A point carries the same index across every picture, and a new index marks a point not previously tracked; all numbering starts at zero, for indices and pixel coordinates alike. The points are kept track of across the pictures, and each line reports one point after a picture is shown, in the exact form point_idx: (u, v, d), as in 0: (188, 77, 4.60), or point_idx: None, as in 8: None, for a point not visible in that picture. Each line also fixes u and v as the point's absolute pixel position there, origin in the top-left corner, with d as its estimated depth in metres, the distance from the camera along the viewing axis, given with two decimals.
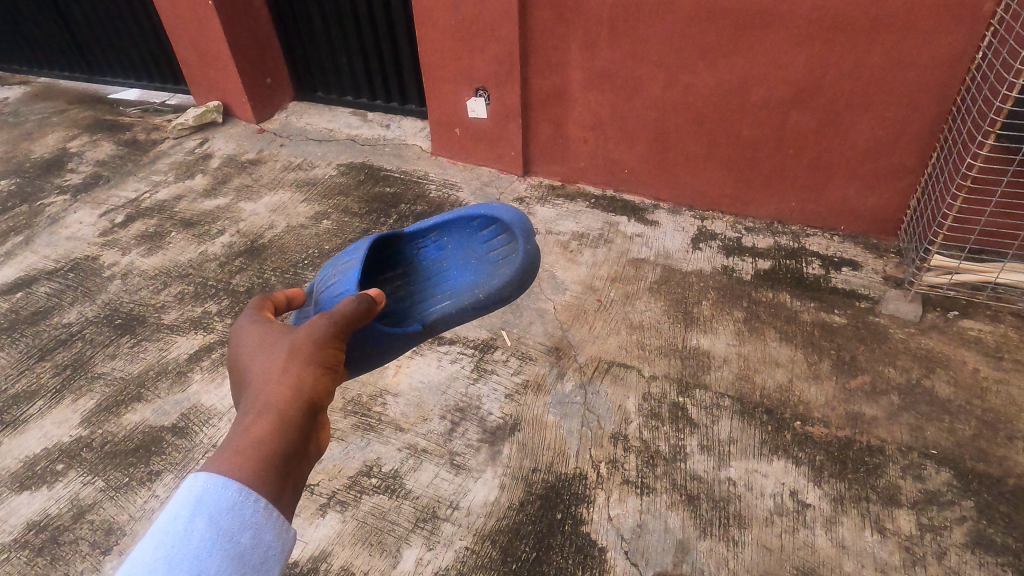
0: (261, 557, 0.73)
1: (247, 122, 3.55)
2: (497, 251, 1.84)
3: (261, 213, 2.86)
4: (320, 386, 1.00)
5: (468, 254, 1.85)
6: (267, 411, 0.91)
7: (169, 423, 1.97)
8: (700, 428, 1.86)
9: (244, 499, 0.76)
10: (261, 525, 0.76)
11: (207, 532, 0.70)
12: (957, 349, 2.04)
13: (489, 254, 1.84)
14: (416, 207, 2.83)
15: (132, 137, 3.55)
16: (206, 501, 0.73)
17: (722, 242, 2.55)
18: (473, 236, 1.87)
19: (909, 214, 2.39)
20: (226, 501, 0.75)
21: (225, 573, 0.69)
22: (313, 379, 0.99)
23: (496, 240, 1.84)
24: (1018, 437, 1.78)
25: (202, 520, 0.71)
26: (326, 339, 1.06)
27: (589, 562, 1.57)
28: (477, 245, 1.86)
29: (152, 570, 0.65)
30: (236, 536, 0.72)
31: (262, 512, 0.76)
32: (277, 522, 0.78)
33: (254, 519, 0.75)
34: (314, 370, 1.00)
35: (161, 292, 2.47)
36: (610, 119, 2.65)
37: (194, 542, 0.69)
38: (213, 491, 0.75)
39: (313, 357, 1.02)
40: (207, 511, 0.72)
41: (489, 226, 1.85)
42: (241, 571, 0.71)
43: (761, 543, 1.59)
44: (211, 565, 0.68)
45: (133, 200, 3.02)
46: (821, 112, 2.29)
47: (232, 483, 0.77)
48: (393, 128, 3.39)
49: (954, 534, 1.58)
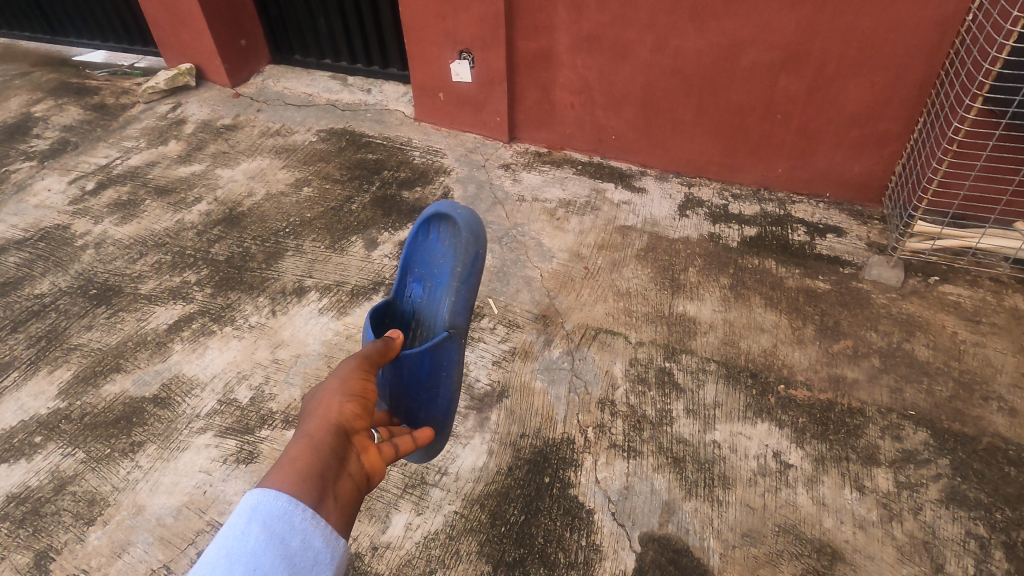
0: (312, 560, 0.79)
1: (222, 86, 3.42)
2: (447, 237, 1.64)
3: (239, 180, 2.78)
4: (353, 411, 1.02)
5: (433, 259, 1.64)
6: (302, 435, 0.94)
7: (150, 394, 1.94)
8: (686, 392, 1.88)
9: (294, 507, 0.81)
10: (311, 532, 0.81)
11: (261, 535, 0.77)
12: (937, 314, 2.08)
13: (444, 247, 1.64)
14: (399, 173, 2.77)
15: (101, 101, 3.40)
16: (261, 508, 0.79)
17: (708, 209, 2.54)
18: (424, 246, 1.68)
19: (893, 180, 2.40)
20: (277, 508, 0.80)
21: (279, 572, 0.75)
22: (341, 406, 1.01)
23: (442, 235, 1.65)
24: (993, 397, 1.83)
25: (257, 525, 0.78)
26: (354, 376, 1.10)
27: (577, 524, 1.59)
28: (431, 253, 1.65)
29: (214, 567, 0.74)
30: (287, 539, 0.78)
31: (309, 519, 0.81)
32: (325, 529, 0.82)
33: (304, 525, 0.80)
34: (345, 398, 1.04)
35: (138, 261, 2.40)
36: (598, 83, 2.59)
37: (250, 542, 0.76)
38: (266, 501, 0.80)
39: (341, 387, 1.06)
40: (261, 517, 0.79)
41: (429, 229, 1.68)
42: (293, 571, 0.77)
43: (745, 503, 1.62)
44: (265, 562, 0.75)
45: (104, 167, 2.91)
46: (810, 76, 2.26)
47: (282, 492, 0.82)
48: (374, 93, 3.29)
49: (929, 491, 1.63)
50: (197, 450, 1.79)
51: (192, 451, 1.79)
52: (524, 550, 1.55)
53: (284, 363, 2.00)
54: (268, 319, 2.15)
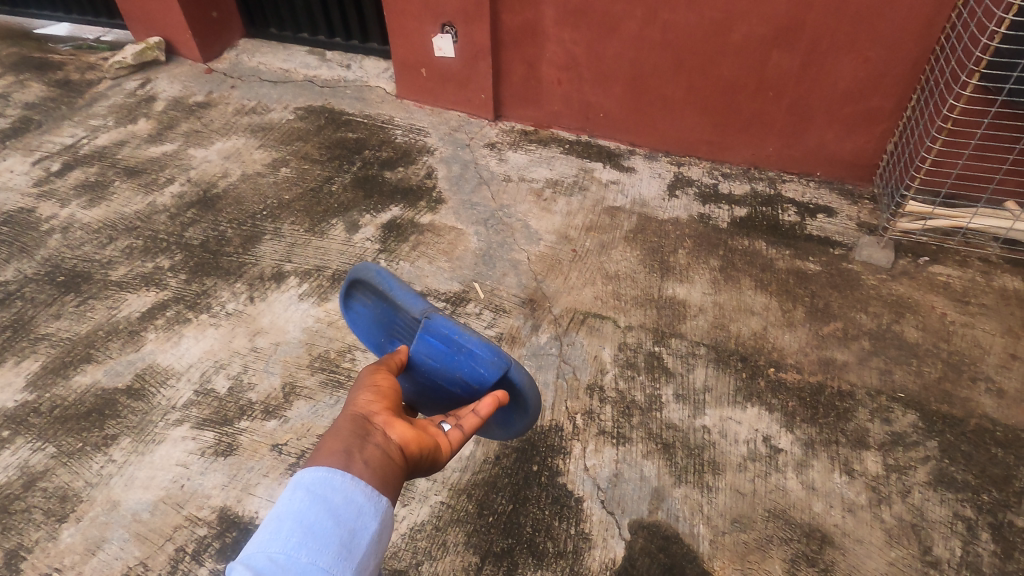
0: (355, 512, 0.86)
1: (194, 61, 3.27)
2: (358, 300, 1.43)
3: (213, 160, 2.66)
4: (370, 398, 1.06)
5: (371, 317, 1.43)
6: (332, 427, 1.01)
7: (123, 385, 1.87)
8: (675, 376, 1.85)
9: (330, 472, 0.89)
10: (351, 489, 0.88)
11: (306, 497, 0.85)
12: (927, 294, 2.06)
13: (364, 302, 1.42)
14: (381, 153, 2.68)
15: (65, 77, 3.24)
16: (303, 478, 0.88)
17: (698, 189, 2.49)
18: (362, 322, 1.48)
19: (885, 158, 2.36)
20: (318, 476, 0.88)
21: (326, 522, 0.83)
22: (361, 397, 1.06)
23: (357, 303, 1.44)
24: (981, 377, 1.83)
25: (302, 491, 0.86)
26: (370, 372, 1.14)
27: (566, 512, 1.57)
28: (366, 321, 1.46)
29: (270, 526, 0.82)
30: (330, 497, 0.86)
31: (347, 480, 0.88)
32: (363, 486, 0.89)
33: (343, 485, 0.88)
34: (363, 390, 1.08)
35: (108, 247, 2.30)
36: (586, 58, 2.51)
37: (297, 504, 0.84)
38: (308, 472, 0.89)
39: (360, 381, 1.11)
40: (305, 484, 0.87)
41: (353, 315, 1.48)
42: (339, 522, 0.84)
43: (734, 488, 1.61)
44: (312, 515, 0.83)
45: (69, 147, 2.78)
46: (803, 51, 2.20)
47: (321, 464, 0.90)
48: (354, 69, 3.16)
49: (918, 474, 1.63)
50: (174, 442, 1.73)
51: (169, 444, 1.73)
52: (512, 540, 1.53)
53: (264, 351, 1.94)
54: (245, 306, 2.07)
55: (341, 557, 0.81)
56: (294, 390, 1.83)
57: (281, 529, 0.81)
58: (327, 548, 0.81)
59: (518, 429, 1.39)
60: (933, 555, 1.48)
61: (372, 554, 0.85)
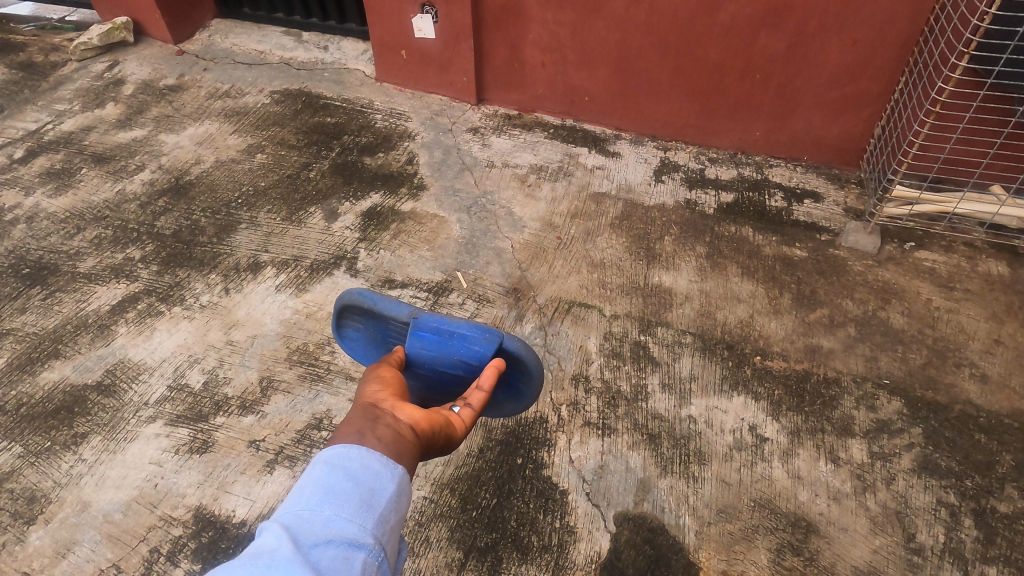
0: (373, 475, 0.84)
1: (164, 42, 3.14)
2: (349, 329, 1.42)
3: (186, 146, 2.57)
4: (376, 388, 1.04)
5: (366, 338, 1.41)
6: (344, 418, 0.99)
7: (92, 380, 1.81)
8: (661, 365, 1.83)
9: (346, 446, 0.87)
10: (367, 457, 0.86)
11: (324, 464, 0.83)
12: (912, 280, 2.05)
13: (355, 328, 1.40)
14: (360, 138, 2.60)
15: (28, 58, 3.10)
16: (320, 452, 0.86)
17: (685, 174, 2.45)
18: (361, 346, 1.46)
19: (872, 142, 2.33)
20: (334, 450, 0.86)
21: (345, 485, 0.81)
22: (369, 389, 1.04)
23: (350, 332, 1.43)
24: (966, 363, 1.82)
25: (319, 460, 0.84)
26: (372, 368, 1.13)
27: (551, 505, 1.55)
28: (363, 345, 1.45)
29: (291, 494, 0.80)
30: (346, 464, 0.84)
31: (362, 451, 0.86)
32: (379, 455, 0.87)
33: (358, 454, 0.86)
34: (369, 382, 1.07)
35: (75, 237, 2.22)
36: (570, 39, 2.44)
37: (316, 471, 0.82)
38: (324, 448, 0.87)
39: (364, 376, 1.10)
40: (322, 456, 0.85)
41: (351, 344, 1.46)
42: (358, 483, 0.82)
43: (721, 478, 1.59)
44: (331, 479, 0.81)
45: (33, 132, 2.66)
46: (789, 32, 2.15)
47: (336, 442, 0.88)
48: (331, 51, 3.06)
49: (902, 461, 1.63)
50: (146, 440, 1.67)
51: (141, 441, 1.67)
52: (497, 534, 1.50)
53: (239, 344, 1.88)
54: (220, 298, 2.01)
55: (363, 512, 0.80)
56: (272, 385, 1.78)
57: (303, 493, 0.79)
58: (349, 506, 0.79)
59: (530, 397, 1.34)
60: (917, 542, 1.49)
61: (392, 513, 0.83)
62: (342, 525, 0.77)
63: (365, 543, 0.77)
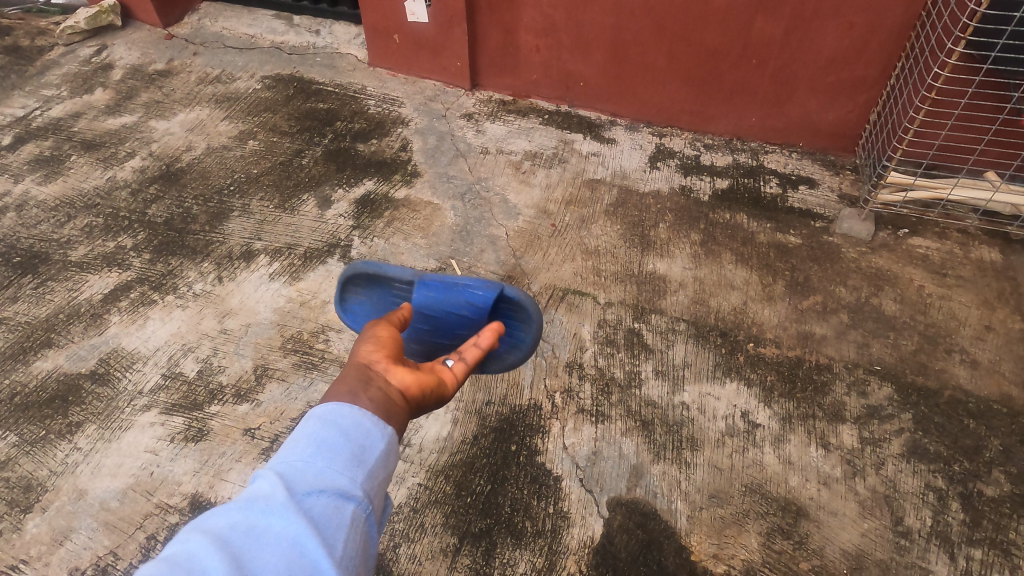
0: (364, 433, 0.87)
1: (153, 26, 3.09)
2: (350, 303, 1.44)
3: (177, 133, 2.54)
4: (372, 347, 1.05)
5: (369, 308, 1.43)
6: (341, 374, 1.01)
7: (86, 369, 1.80)
8: (655, 353, 1.84)
9: (339, 404, 0.90)
10: (358, 416, 0.89)
11: (318, 420, 0.86)
12: (905, 267, 2.06)
13: (357, 300, 1.43)
14: (353, 124, 2.58)
15: (14, 42, 3.04)
16: (315, 408, 0.89)
17: (680, 160, 2.44)
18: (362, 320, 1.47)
19: (868, 128, 2.32)
20: (328, 407, 0.89)
21: (336, 440, 0.85)
22: (365, 346, 1.05)
23: (351, 306, 1.44)
24: (956, 349, 1.84)
25: (314, 415, 0.87)
26: (371, 323, 1.12)
27: (545, 491, 1.56)
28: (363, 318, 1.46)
29: (286, 444, 0.84)
30: (339, 421, 0.87)
31: (355, 410, 0.89)
32: (370, 415, 0.90)
33: (350, 412, 0.89)
34: (366, 339, 1.08)
35: (66, 225, 2.20)
36: (565, 23, 2.41)
37: (311, 425, 0.86)
38: (320, 404, 0.90)
39: (362, 331, 1.10)
40: (316, 412, 0.88)
41: (353, 320, 1.47)
42: (350, 438, 0.86)
43: (712, 464, 1.61)
44: (324, 433, 0.85)
45: (21, 118, 2.63)
46: (786, 16, 2.13)
47: (331, 400, 0.91)
48: (323, 35, 3.02)
49: (892, 446, 1.65)
50: (141, 429, 1.68)
51: (136, 430, 1.68)
52: (491, 520, 1.52)
53: (234, 333, 1.88)
54: (214, 287, 2.00)
55: (353, 466, 0.83)
56: (266, 373, 1.78)
57: (297, 445, 0.83)
58: (340, 461, 0.83)
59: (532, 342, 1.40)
60: (905, 526, 1.51)
61: (382, 469, 0.87)
62: (333, 477, 0.81)
63: (354, 495, 0.81)
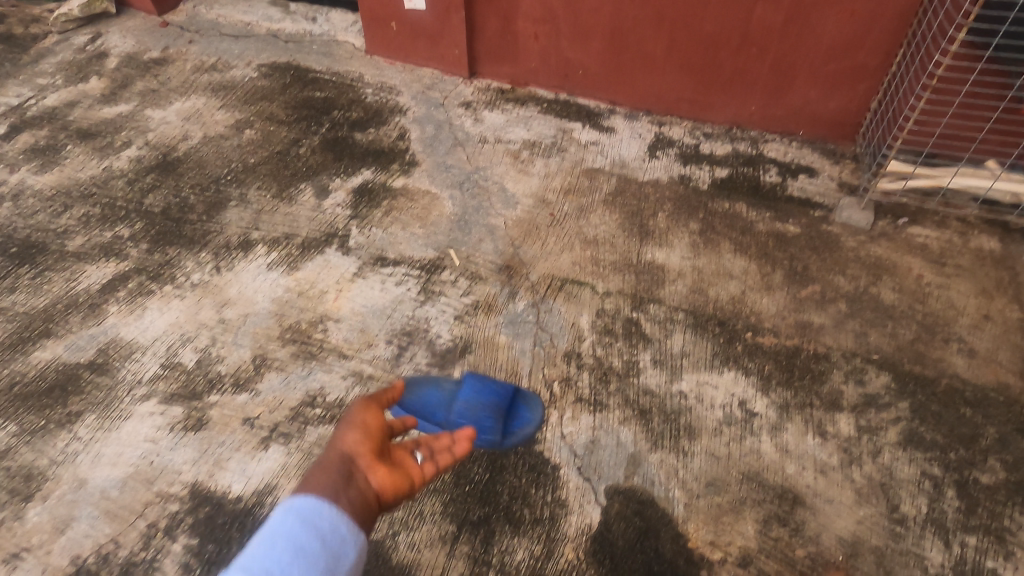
0: (339, 538, 0.94)
1: (147, 13, 3.06)
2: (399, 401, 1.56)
3: (173, 122, 2.52)
4: (357, 441, 1.14)
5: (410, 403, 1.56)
6: (321, 466, 1.09)
7: (85, 359, 1.81)
8: (653, 342, 1.84)
9: (318, 501, 0.97)
10: (336, 519, 0.96)
11: (300, 520, 0.93)
12: (904, 256, 2.05)
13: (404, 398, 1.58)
14: (350, 113, 2.56)
15: (7, 30, 3.01)
16: (293, 504, 0.96)
17: (679, 149, 2.43)
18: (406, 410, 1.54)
19: (868, 116, 2.31)
20: (307, 504, 0.96)
21: (313, 545, 0.91)
22: (350, 440, 1.14)
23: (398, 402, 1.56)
24: (954, 338, 1.84)
25: (294, 513, 0.94)
26: (359, 407, 1.21)
27: (543, 480, 1.57)
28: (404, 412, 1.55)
29: (261, 543, 0.90)
30: (319, 524, 0.94)
31: (334, 511, 0.97)
32: (347, 519, 0.97)
33: (330, 514, 0.96)
34: (351, 429, 1.16)
35: (63, 215, 2.19)
36: (564, 10, 2.40)
37: (292, 526, 0.92)
38: (298, 500, 0.97)
39: (350, 417, 1.19)
40: (296, 509, 0.95)
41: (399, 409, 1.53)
42: (326, 545, 0.92)
43: (710, 452, 1.62)
44: (302, 537, 0.91)
45: (16, 107, 2.60)
46: (787, 3, 2.12)
47: (310, 495, 0.98)
48: (320, 22, 2.99)
49: (888, 434, 1.65)
50: (141, 418, 1.68)
51: (136, 419, 1.68)
52: (489, 508, 1.53)
53: (232, 323, 1.88)
54: (212, 276, 2.00)
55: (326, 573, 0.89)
56: (265, 363, 1.78)
57: (275, 547, 0.89)
58: (316, 567, 0.89)
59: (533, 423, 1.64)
60: (900, 513, 1.52)
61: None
62: None
63: None
